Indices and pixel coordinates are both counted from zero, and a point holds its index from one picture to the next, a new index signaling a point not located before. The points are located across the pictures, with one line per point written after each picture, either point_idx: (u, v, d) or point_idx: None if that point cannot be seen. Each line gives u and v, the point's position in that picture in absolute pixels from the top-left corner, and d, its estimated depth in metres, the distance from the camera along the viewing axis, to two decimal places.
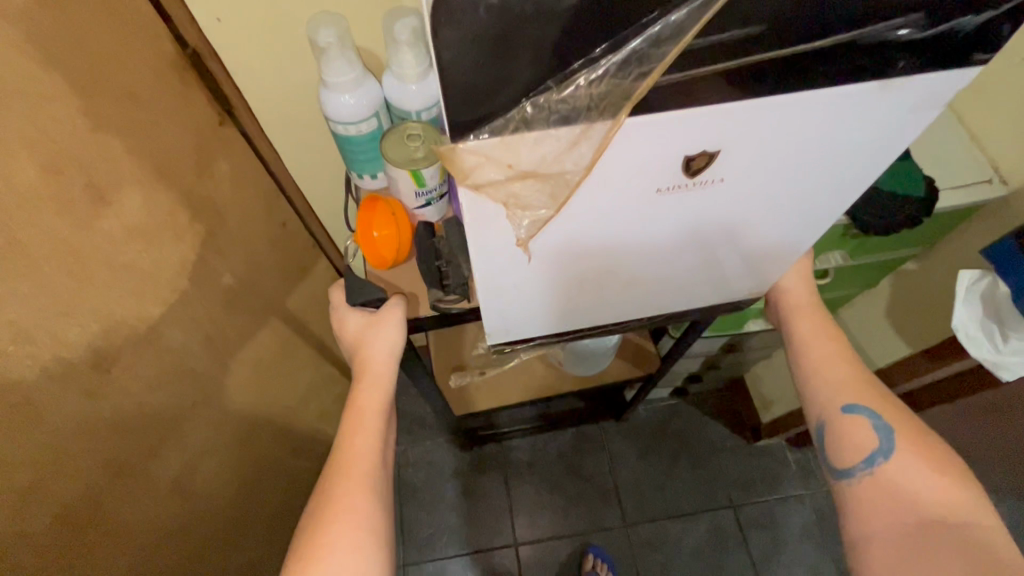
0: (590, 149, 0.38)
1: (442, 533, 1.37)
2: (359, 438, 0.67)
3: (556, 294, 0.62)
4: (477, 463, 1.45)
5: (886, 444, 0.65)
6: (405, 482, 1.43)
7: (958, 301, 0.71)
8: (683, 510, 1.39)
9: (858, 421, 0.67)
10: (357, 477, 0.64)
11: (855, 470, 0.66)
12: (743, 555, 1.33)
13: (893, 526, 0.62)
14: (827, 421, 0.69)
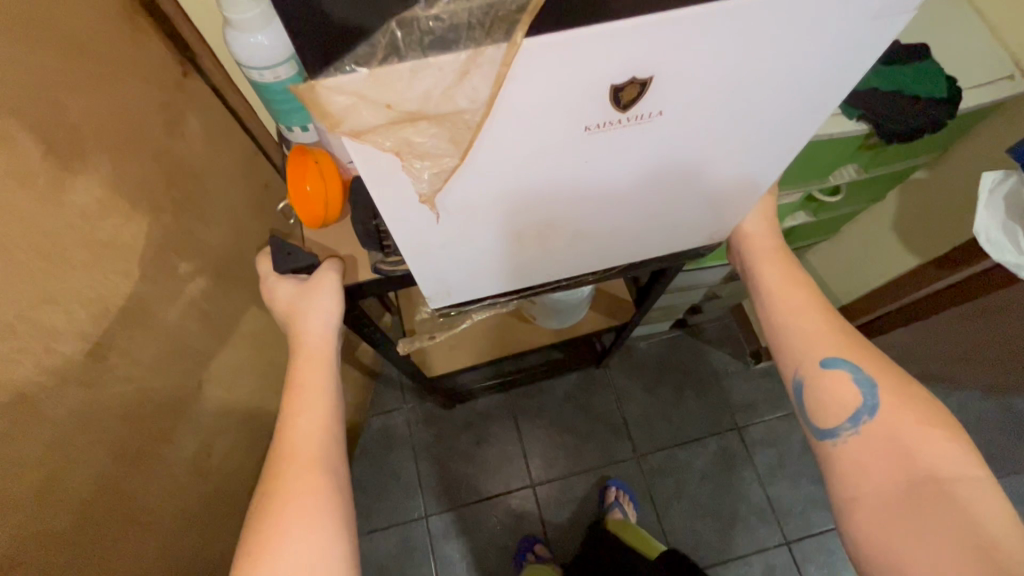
0: (485, 83, 0.30)
1: (460, 482, 1.40)
2: (303, 417, 0.56)
3: (491, 255, 0.54)
4: (487, 413, 1.47)
5: (870, 400, 0.63)
6: (418, 439, 1.44)
7: (981, 205, 0.70)
8: (690, 437, 1.43)
9: (840, 377, 0.65)
10: (306, 460, 0.52)
11: (837, 430, 0.64)
12: (750, 472, 1.39)
13: (883, 488, 0.58)
14: (808, 378, 0.67)
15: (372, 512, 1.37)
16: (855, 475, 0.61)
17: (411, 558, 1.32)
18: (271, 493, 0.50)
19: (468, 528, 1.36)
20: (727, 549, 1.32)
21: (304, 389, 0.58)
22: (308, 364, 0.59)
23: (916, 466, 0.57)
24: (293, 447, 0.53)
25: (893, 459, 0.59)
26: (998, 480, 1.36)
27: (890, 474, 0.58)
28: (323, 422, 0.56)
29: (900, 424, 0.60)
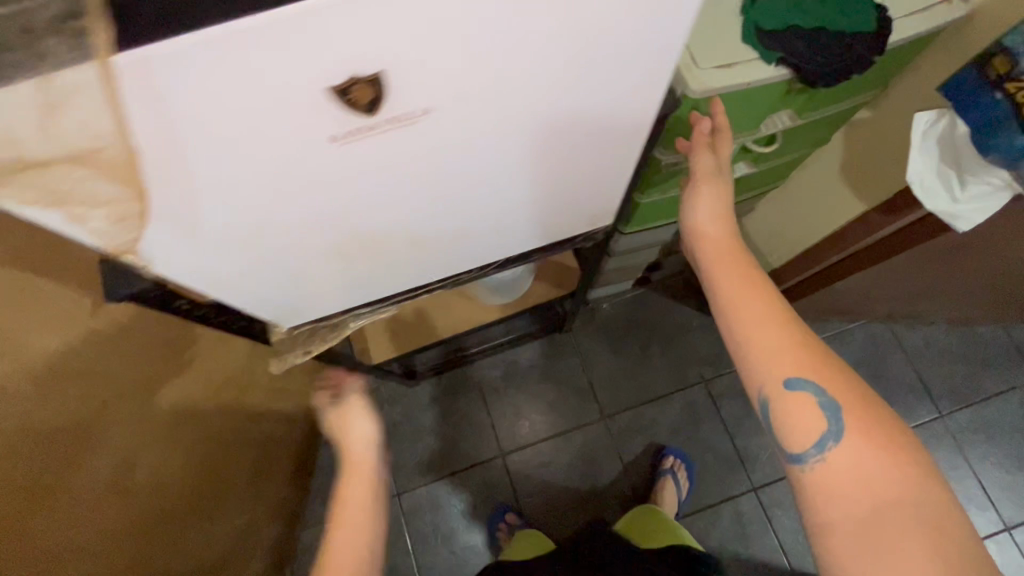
0: (125, 115, 0.32)
1: (429, 458, 1.40)
2: (344, 528, 0.56)
3: (290, 270, 0.59)
4: (453, 387, 1.45)
5: (835, 425, 0.54)
6: (385, 419, 1.43)
7: (917, 149, 0.72)
8: (657, 394, 1.43)
9: (805, 400, 0.55)
10: (347, 563, 0.53)
11: (807, 454, 0.55)
12: (717, 424, 1.39)
13: (847, 516, 0.51)
14: (775, 401, 0.56)
15: None
16: (824, 502, 0.53)
17: (386, 535, 1.34)
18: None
19: (440, 501, 1.37)
20: (695, 500, 1.34)
21: (352, 478, 0.61)
22: (358, 475, 0.62)
23: (885, 492, 0.51)
24: (331, 549, 0.55)
25: (859, 474, 0.52)
26: (957, 413, 1.38)
27: (855, 502, 0.51)
28: (362, 524, 0.57)
29: (864, 459, 0.52)
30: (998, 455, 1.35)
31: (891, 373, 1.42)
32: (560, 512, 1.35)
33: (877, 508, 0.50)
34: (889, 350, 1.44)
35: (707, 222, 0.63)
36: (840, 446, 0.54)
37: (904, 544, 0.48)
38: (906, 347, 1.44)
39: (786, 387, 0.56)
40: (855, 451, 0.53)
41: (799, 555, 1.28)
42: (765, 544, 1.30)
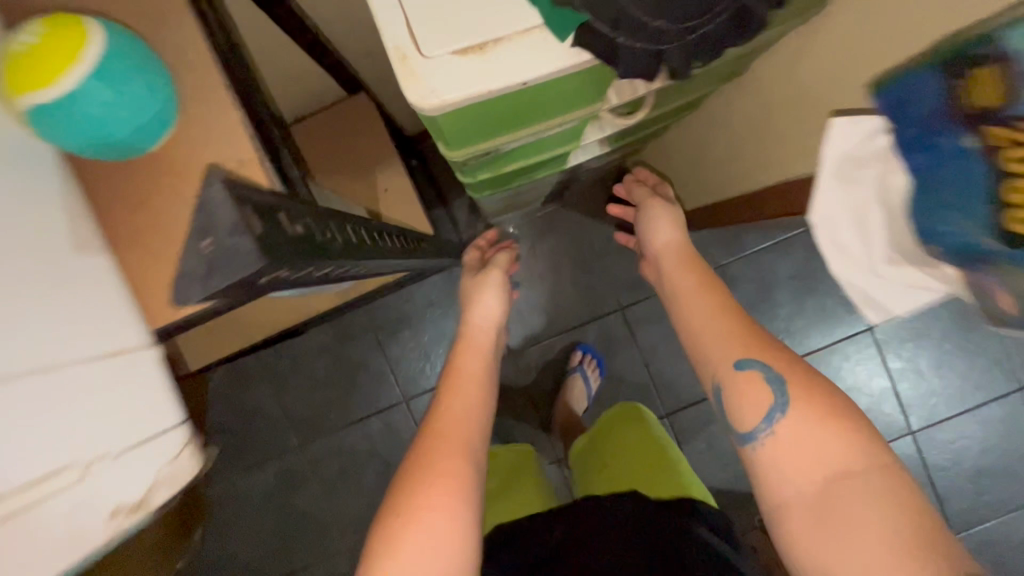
0: None
1: (327, 408, 1.31)
2: (462, 405, 0.76)
3: None
4: (345, 333, 1.30)
5: (782, 398, 0.63)
6: (274, 371, 1.31)
7: (827, 178, 0.52)
8: (569, 326, 1.30)
9: (751, 378, 0.65)
10: (450, 443, 0.69)
11: (756, 431, 0.63)
12: (634, 354, 1.29)
13: (802, 484, 0.58)
14: (728, 386, 0.67)
15: (241, 451, 1.31)
16: (778, 473, 0.61)
17: (291, 486, 1.31)
18: (418, 480, 0.64)
19: (342, 449, 1.31)
20: None
21: (458, 392, 0.78)
22: (469, 362, 0.85)
23: (831, 459, 0.58)
24: (441, 427, 0.72)
25: (804, 441, 0.59)
26: (882, 325, 1.29)
27: (806, 471, 0.59)
28: (469, 406, 0.76)
29: (807, 428, 0.60)
30: (916, 363, 1.30)
31: (826, 285, 1.30)
32: None
33: (826, 480, 0.57)
34: (829, 260, 1.30)
35: (667, 235, 0.89)
36: (787, 417, 0.61)
37: (854, 501, 0.55)
38: None
39: (735, 369, 0.67)
40: (805, 423, 0.60)
41: (706, 476, 1.28)
42: None
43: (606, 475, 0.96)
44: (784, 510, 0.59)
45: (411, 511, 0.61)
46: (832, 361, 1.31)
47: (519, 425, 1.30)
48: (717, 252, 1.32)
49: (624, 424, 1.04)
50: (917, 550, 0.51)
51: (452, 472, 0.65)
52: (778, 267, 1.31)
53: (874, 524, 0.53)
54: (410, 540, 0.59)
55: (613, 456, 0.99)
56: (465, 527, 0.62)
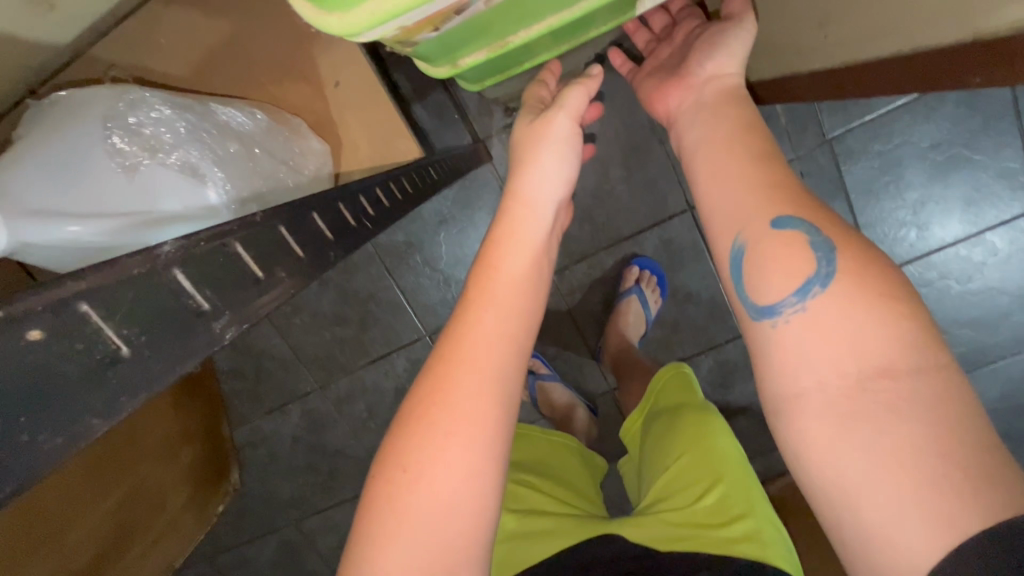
0: None
1: (339, 348, 1.15)
2: (501, 316, 0.48)
3: None
4: (350, 263, 1.11)
5: (825, 268, 0.38)
6: (276, 313, 1.15)
7: None
8: (620, 236, 1.04)
9: (788, 240, 0.40)
10: (480, 377, 0.45)
11: (781, 305, 0.39)
12: (704, 265, 1.03)
13: (834, 369, 0.35)
14: (753, 248, 0.41)
15: (259, 396, 1.20)
16: (794, 359, 0.37)
17: (318, 428, 1.20)
18: (429, 426, 0.43)
19: (365, 390, 1.17)
20: (665, 357, 1.08)
21: (498, 287, 0.49)
22: (516, 227, 0.53)
23: (874, 350, 0.35)
24: (467, 345, 0.46)
25: (837, 324, 0.36)
26: None
27: (841, 356, 0.35)
28: (511, 316, 0.48)
29: (846, 306, 0.36)
30: None
31: (981, 154, 0.94)
32: None
33: (860, 378, 0.34)
34: (990, 119, 0.93)
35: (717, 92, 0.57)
36: (828, 293, 0.37)
37: (889, 415, 0.33)
38: (1020, 112, 0.92)
39: (771, 227, 0.40)
40: (848, 300, 0.36)
41: None
42: (749, 393, 1.07)
43: (661, 479, 0.66)
44: (796, 411, 0.37)
45: (420, 464, 0.42)
46: (976, 254, 0.98)
47: (564, 354, 1.11)
48: (823, 121, 0.97)
49: (697, 401, 0.71)
50: (974, 487, 0.31)
51: (477, 422, 0.44)
52: (911, 135, 0.95)
53: (923, 446, 0.32)
54: (413, 513, 0.41)
55: (667, 448, 0.68)
56: (490, 490, 0.43)
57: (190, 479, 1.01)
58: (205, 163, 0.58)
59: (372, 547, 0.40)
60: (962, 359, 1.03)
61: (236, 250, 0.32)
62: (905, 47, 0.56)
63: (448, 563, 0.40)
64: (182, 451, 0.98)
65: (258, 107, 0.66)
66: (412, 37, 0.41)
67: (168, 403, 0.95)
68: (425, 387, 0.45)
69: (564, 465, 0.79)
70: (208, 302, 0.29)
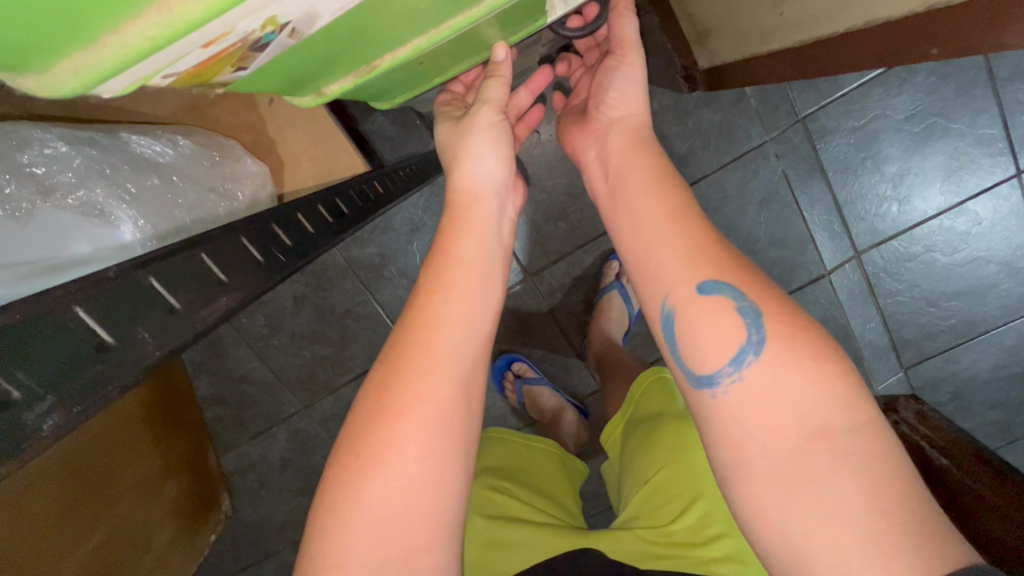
0: None
1: (321, 365, 1.13)
2: (455, 296, 0.46)
3: None
4: (324, 279, 1.08)
5: (755, 334, 0.42)
6: (252, 334, 1.12)
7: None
8: (597, 232, 1.02)
9: (718, 307, 0.43)
10: (435, 360, 0.43)
11: (719, 374, 0.42)
12: None
13: (777, 435, 0.39)
14: (683, 312, 0.44)
15: (243, 421, 1.17)
16: (739, 428, 0.40)
17: (306, 449, 1.18)
18: (380, 407, 0.41)
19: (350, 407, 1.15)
20: (652, 352, 1.06)
21: (452, 269, 0.47)
22: (468, 213, 0.52)
23: (809, 412, 0.38)
24: (419, 326, 0.44)
25: (777, 391, 0.40)
26: None
27: (780, 424, 0.39)
28: (467, 297, 0.46)
29: (785, 373, 0.40)
30: None
31: (958, 123, 0.92)
32: (490, 391, 1.11)
33: (803, 441, 0.38)
34: (963, 87, 0.91)
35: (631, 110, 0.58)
36: (762, 361, 0.41)
37: (829, 479, 0.37)
38: (994, 77, 0.90)
39: (698, 293, 0.44)
40: (782, 365, 0.40)
41: None
42: None
43: (641, 492, 0.66)
44: (744, 478, 0.40)
45: (373, 450, 0.40)
46: (959, 225, 0.96)
47: (549, 356, 1.09)
48: (794, 100, 0.95)
49: (676, 407, 0.69)
50: (902, 537, 0.35)
51: (431, 403, 0.42)
52: (886, 108, 0.93)
53: (860, 503, 0.36)
54: (366, 496, 0.39)
55: (646, 458, 0.67)
56: (448, 472, 0.42)
57: (175, 515, 0.98)
58: (113, 204, 0.52)
59: (328, 533, 0.39)
60: (953, 332, 1.02)
61: (78, 315, 0.27)
62: (859, 22, 0.55)
63: (404, 547, 0.39)
64: (165, 487, 0.96)
65: (181, 132, 0.62)
66: (210, 78, 0.32)
67: (147, 437, 0.93)
68: (378, 370, 0.43)
69: (539, 471, 0.79)
70: (20, 387, 0.25)
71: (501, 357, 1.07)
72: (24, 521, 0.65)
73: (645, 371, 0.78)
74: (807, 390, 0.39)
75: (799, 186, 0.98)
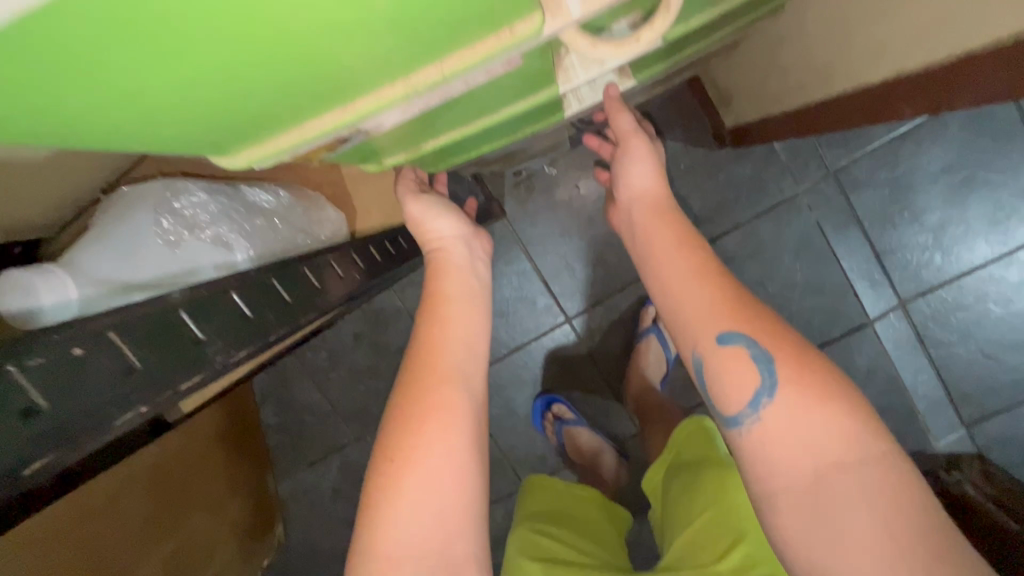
0: None
1: (375, 400, 1.21)
2: (451, 322, 0.53)
3: None
4: (381, 319, 1.19)
5: (768, 377, 0.44)
6: (315, 368, 1.23)
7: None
8: (633, 278, 1.08)
9: (734, 357, 0.45)
10: (445, 372, 0.50)
11: (742, 415, 0.44)
12: None
13: (795, 462, 0.41)
14: (705, 363, 0.47)
15: (300, 449, 1.26)
16: (766, 462, 0.43)
17: (357, 480, 1.24)
18: (404, 420, 0.47)
19: None
20: (690, 398, 1.08)
21: (446, 303, 0.55)
22: (448, 260, 0.59)
23: (823, 446, 0.41)
24: (425, 351, 0.51)
25: (795, 428, 0.42)
26: None
27: (802, 452, 0.41)
28: (461, 322, 0.54)
29: (801, 414, 0.42)
30: None
31: (998, 173, 0.93)
32: (531, 431, 1.15)
33: (819, 472, 0.41)
34: (1000, 139, 0.92)
35: (643, 182, 0.61)
36: (775, 403, 0.43)
37: (845, 505, 0.40)
38: None
39: (717, 343, 0.46)
40: (794, 407, 0.42)
41: None
42: None
43: (685, 534, 0.66)
44: (770, 504, 0.43)
45: (406, 454, 0.46)
46: (1012, 275, 0.94)
47: (588, 398, 1.12)
48: (825, 155, 0.99)
49: (715, 455, 0.71)
50: (912, 547, 0.38)
51: (449, 410, 0.48)
52: (919, 160, 0.95)
53: (883, 529, 0.39)
54: (402, 497, 0.44)
55: (688, 503, 0.68)
56: (472, 469, 0.47)
57: (236, 535, 1.05)
58: (234, 237, 0.57)
59: (374, 536, 0.44)
60: (1017, 387, 0.97)
61: (182, 317, 0.37)
62: (848, 86, 0.61)
63: (444, 535, 0.45)
64: (230, 507, 1.04)
65: (279, 185, 0.68)
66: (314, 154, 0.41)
67: (218, 458, 1.02)
68: (396, 389, 0.50)
69: (586, 519, 0.81)
70: (140, 360, 0.34)
71: (541, 397, 1.11)
72: (117, 526, 0.73)
73: (685, 421, 0.80)
74: (825, 433, 0.41)
75: (835, 236, 1.00)
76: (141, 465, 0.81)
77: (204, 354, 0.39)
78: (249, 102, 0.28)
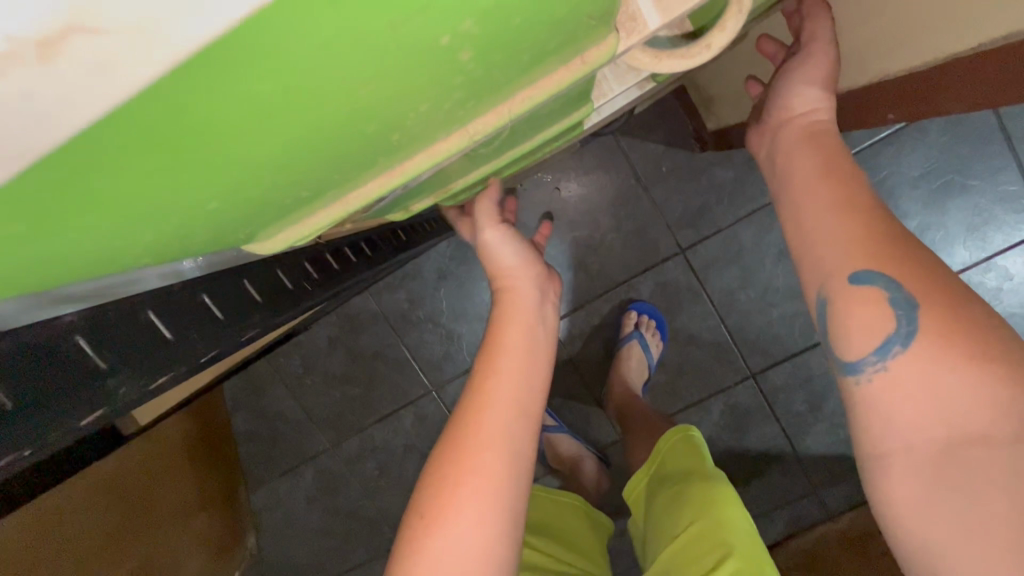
0: None
1: (348, 404, 1.18)
2: (508, 377, 0.47)
3: None
4: (357, 322, 1.16)
5: (905, 326, 0.34)
6: (288, 373, 1.19)
7: None
8: (616, 282, 1.06)
9: (869, 297, 0.36)
10: (493, 434, 0.45)
11: (862, 361, 0.36)
12: (704, 306, 1.04)
13: (926, 430, 0.32)
14: (829, 301, 0.38)
15: (272, 458, 1.22)
16: (883, 420, 0.34)
17: (331, 488, 1.21)
18: (441, 481, 0.44)
19: (374, 448, 1.18)
20: (671, 403, 1.07)
21: (503, 352, 0.49)
22: (514, 304, 0.52)
23: (972, 419, 0.31)
24: (475, 408, 0.46)
25: (924, 388, 0.33)
26: None
27: (936, 414, 0.32)
28: (520, 379, 0.47)
29: (939, 376, 0.32)
30: None
31: (977, 179, 0.93)
32: None
33: (949, 444, 0.32)
34: (978, 144, 0.92)
35: (812, 107, 0.44)
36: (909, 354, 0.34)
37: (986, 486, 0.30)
38: (1008, 135, 0.91)
39: (848, 285, 0.37)
40: (933, 367, 0.33)
41: (810, 442, 1.03)
42: (768, 435, 1.04)
43: (670, 547, 0.64)
44: (884, 471, 0.34)
45: (438, 519, 0.42)
46: (989, 280, 0.95)
47: (570, 404, 1.10)
48: None
49: (703, 467, 0.69)
50: None
51: (484, 476, 0.43)
52: (900, 165, 0.95)
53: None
54: (425, 564, 0.41)
55: (674, 516, 0.66)
56: (501, 539, 0.43)
57: (203, 547, 1.00)
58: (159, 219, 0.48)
59: None
60: None
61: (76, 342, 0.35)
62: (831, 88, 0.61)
63: None
64: (197, 518, 1.00)
65: None
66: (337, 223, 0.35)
67: (185, 468, 0.98)
68: (444, 441, 0.46)
69: (565, 528, 0.79)
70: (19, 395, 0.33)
71: None
72: (74, 543, 0.69)
73: (670, 430, 0.78)
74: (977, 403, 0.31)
75: None
76: (103, 475, 0.77)
77: (117, 382, 0.38)
78: (365, 137, 0.25)
